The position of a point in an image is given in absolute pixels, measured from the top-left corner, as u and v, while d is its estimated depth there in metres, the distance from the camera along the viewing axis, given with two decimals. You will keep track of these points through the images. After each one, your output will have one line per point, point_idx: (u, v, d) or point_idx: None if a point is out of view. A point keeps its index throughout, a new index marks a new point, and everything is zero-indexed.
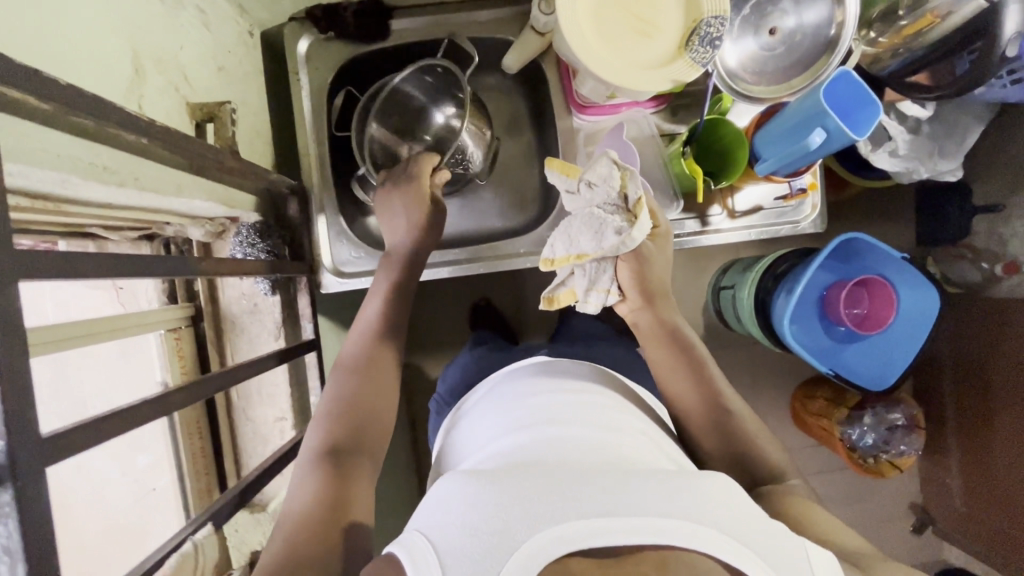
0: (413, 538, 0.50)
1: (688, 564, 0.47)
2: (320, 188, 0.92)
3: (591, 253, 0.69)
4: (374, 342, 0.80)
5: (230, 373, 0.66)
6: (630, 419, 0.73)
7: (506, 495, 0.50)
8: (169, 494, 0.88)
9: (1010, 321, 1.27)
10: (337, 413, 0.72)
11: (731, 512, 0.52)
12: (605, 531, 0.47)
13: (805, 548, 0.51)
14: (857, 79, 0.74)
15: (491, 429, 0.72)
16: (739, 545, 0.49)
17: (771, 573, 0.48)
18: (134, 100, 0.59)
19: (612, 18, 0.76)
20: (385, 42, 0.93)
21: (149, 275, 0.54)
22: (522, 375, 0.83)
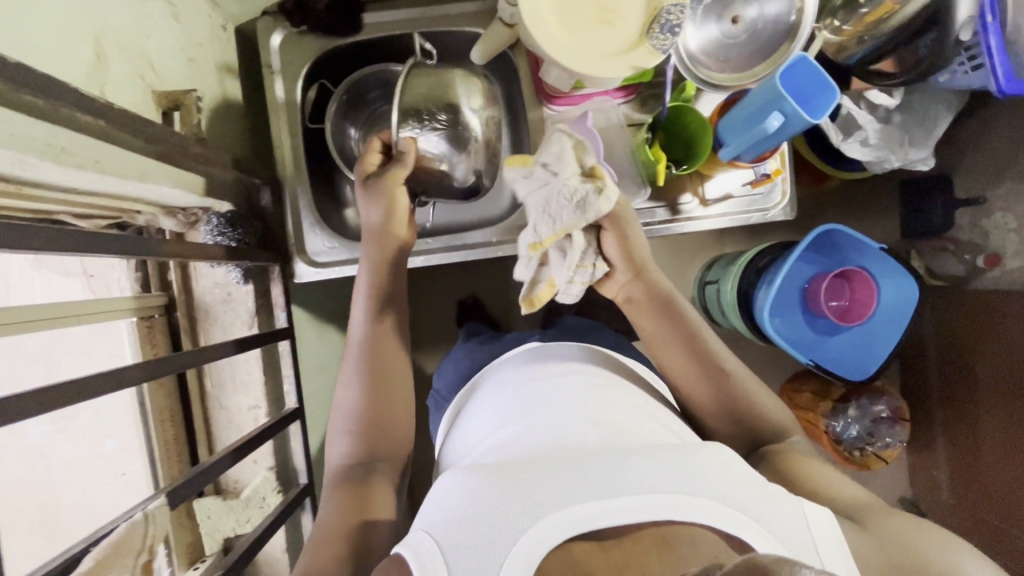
0: (420, 537, 0.54)
1: (687, 535, 0.51)
2: (294, 179, 0.93)
3: (579, 225, 0.68)
4: (378, 343, 0.85)
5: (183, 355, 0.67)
6: (630, 392, 0.76)
7: (506, 489, 0.54)
8: (140, 480, 0.89)
9: (988, 309, 1.28)
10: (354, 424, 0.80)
11: (725, 480, 0.56)
12: (601, 515, 0.52)
13: (801, 503, 0.55)
14: (815, 65, 0.76)
15: (491, 412, 0.76)
16: (735, 513, 0.52)
17: (769, 536, 0.52)
18: (94, 85, 0.60)
19: (573, 7, 0.77)
20: (358, 35, 0.94)
21: (90, 252, 0.58)
22: (520, 359, 0.85)
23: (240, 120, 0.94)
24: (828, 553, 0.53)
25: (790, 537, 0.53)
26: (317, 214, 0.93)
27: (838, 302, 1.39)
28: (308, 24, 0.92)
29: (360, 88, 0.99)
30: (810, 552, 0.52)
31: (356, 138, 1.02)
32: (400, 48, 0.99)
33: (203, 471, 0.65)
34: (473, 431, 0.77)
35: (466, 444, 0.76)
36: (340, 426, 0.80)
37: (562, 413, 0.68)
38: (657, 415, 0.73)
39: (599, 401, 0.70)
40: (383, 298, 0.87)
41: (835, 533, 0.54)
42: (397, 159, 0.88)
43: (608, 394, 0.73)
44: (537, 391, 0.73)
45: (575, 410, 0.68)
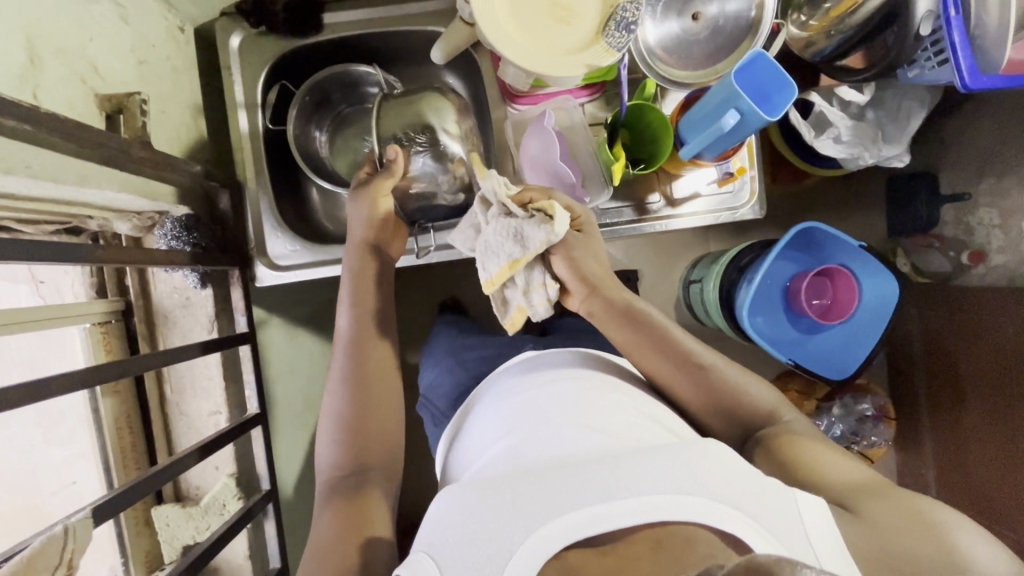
0: (417, 555, 0.53)
1: (683, 536, 0.50)
2: (255, 183, 0.92)
3: (525, 258, 0.72)
4: (359, 351, 0.84)
5: (119, 367, 0.65)
6: (627, 392, 0.75)
7: (501, 500, 0.54)
8: (96, 488, 0.88)
9: (971, 308, 1.27)
10: (346, 435, 0.78)
11: (720, 476, 0.55)
12: (598, 520, 0.51)
13: (794, 495, 0.55)
14: (773, 63, 0.74)
15: (488, 423, 0.75)
16: (733, 511, 0.52)
17: (768, 535, 0.51)
18: (28, 88, 0.59)
19: (527, 4, 0.76)
20: (318, 36, 0.93)
21: (25, 259, 0.57)
22: (518, 365, 0.84)
23: (200, 123, 0.94)
24: (824, 549, 0.52)
25: (787, 535, 0.52)
26: (278, 215, 0.92)
27: (821, 301, 1.38)
28: (267, 25, 0.92)
29: (324, 88, 0.97)
30: (807, 549, 0.51)
31: (323, 141, 1.03)
32: (364, 48, 0.98)
33: (127, 490, 0.64)
34: (473, 443, 0.76)
35: (467, 455, 0.75)
36: (327, 433, 0.80)
37: (558, 419, 0.67)
38: (656, 416, 0.72)
39: (596, 404, 0.70)
40: (369, 304, 0.87)
41: (829, 524, 0.53)
42: (385, 169, 0.87)
43: (606, 397, 0.71)
44: (534, 398, 0.73)
45: (572, 415, 0.68)
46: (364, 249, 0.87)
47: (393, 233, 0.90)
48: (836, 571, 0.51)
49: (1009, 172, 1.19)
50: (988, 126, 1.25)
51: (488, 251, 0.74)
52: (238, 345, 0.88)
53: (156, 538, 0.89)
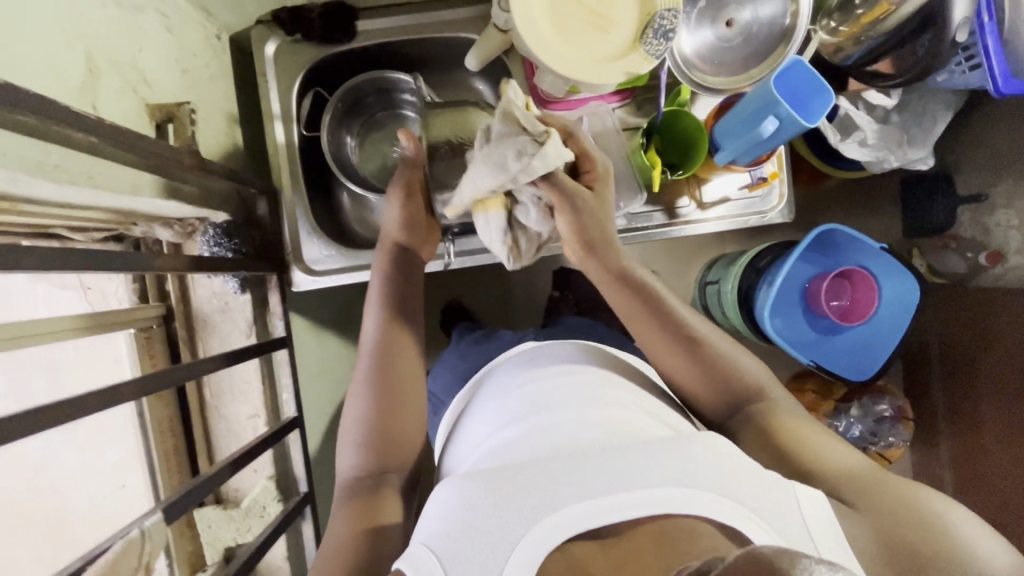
0: (418, 551, 0.53)
1: (685, 529, 0.51)
2: (291, 191, 0.93)
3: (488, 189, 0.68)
4: (387, 356, 0.81)
5: (187, 369, 0.66)
6: (633, 393, 0.74)
7: (504, 493, 0.54)
8: (141, 491, 0.90)
9: (993, 309, 1.26)
10: (367, 438, 0.76)
11: (721, 469, 0.55)
12: (601, 514, 0.52)
13: (793, 487, 0.55)
14: (810, 70, 0.76)
15: (489, 414, 0.75)
16: (733, 506, 0.52)
17: (769, 529, 0.52)
18: (87, 101, 0.61)
19: (567, 12, 0.77)
20: (352, 43, 0.94)
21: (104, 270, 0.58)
22: (516, 358, 0.84)
23: (235, 130, 0.95)
24: (822, 538, 0.52)
25: (787, 528, 0.52)
26: (314, 221, 0.93)
27: (839, 302, 1.38)
28: (302, 33, 0.92)
29: (355, 94, 0.98)
30: (807, 541, 0.52)
31: (354, 146, 1.04)
32: (395, 54, 0.99)
33: (195, 489, 0.65)
34: (472, 437, 0.75)
35: (466, 448, 0.75)
36: (349, 436, 0.77)
37: (563, 413, 0.68)
38: (653, 410, 0.72)
39: (598, 399, 0.70)
40: (398, 307, 0.84)
41: (828, 514, 0.54)
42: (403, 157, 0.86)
43: (609, 393, 0.72)
44: (535, 392, 0.73)
45: (573, 409, 0.68)
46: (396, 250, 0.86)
47: (422, 234, 0.88)
48: (835, 561, 0.52)
49: None
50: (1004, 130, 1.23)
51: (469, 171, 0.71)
52: (277, 350, 0.90)
53: (198, 539, 0.91)
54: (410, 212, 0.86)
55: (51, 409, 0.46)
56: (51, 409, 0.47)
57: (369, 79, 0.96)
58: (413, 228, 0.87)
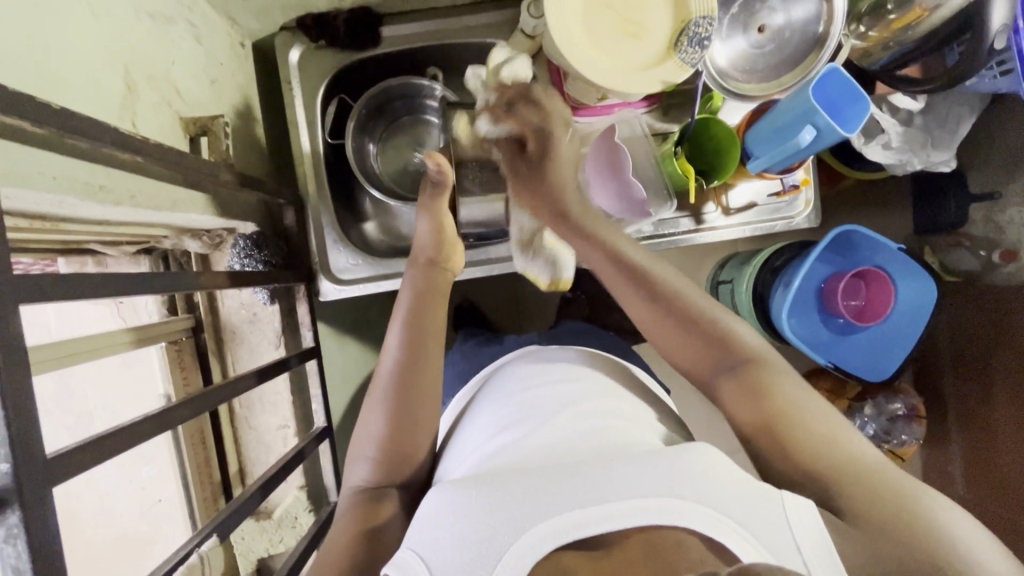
0: (405, 555, 0.52)
1: (673, 540, 0.50)
2: (317, 197, 0.92)
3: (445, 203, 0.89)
4: (410, 377, 0.74)
5: (231, 386, 0.66)
6: (633, 408, 0.74)
7: (494, 499, 0.53)
8: (174, 505, 0.91)
9: (1009, 308, 1.26)
10: (377, 450, 0.71)
11: (707, 477, 0.54)
12: (592, 522, 0.50)
13: (779, 496, 0.53)
14: (846, 77, 0.79)
15: (486, 422, 0.74)
16: (721, 518, 0.50)
17: (759, 546, 0.49)
18: (127, 118, 0.60)
19: (601, 19, 0.76)
20: (376, 49, 0.93)
21: (155, 291, 0.57)
22: (515, 365, 0.84)
23: (260, 140, 0.94)
24: (814, 560, 0.49)
25: (776, 542, 0.50)
26: (340, 230, 0.93)
27: (855, 301, 1.37)
28: (327, 40, 0.91)
29: (379, 99, 0.97)
30: (795, 560, 0.49)
31: (376, 153, 1.03)
32: (419, 59, 0.98)
33: (238, 509, 0.64)
34: (467, 443, 0.74)
35: (458, 456, 0.74)
36: (360, 449, 0.72)
37: (564, 427, 0.67)
38: (652, 423, 0.72)
39: (595, 412, 0.70)
40: (423, 327, 0.78)
41: (820, 531, 0.51)
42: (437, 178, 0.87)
43: (607, 404, 0.72)
44: (528, 402, 0.73)
45: (564, 422, 0.68)
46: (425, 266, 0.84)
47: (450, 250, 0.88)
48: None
49: None
50: (1011, 130, 1.23)
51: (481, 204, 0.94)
52: (307, 360, 0.91)
53: (231, 551, 0.93)
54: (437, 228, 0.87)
55: (112, 436, 0.47)
56: (109, 436, 0.47)
57: (381, 87, 0.94)
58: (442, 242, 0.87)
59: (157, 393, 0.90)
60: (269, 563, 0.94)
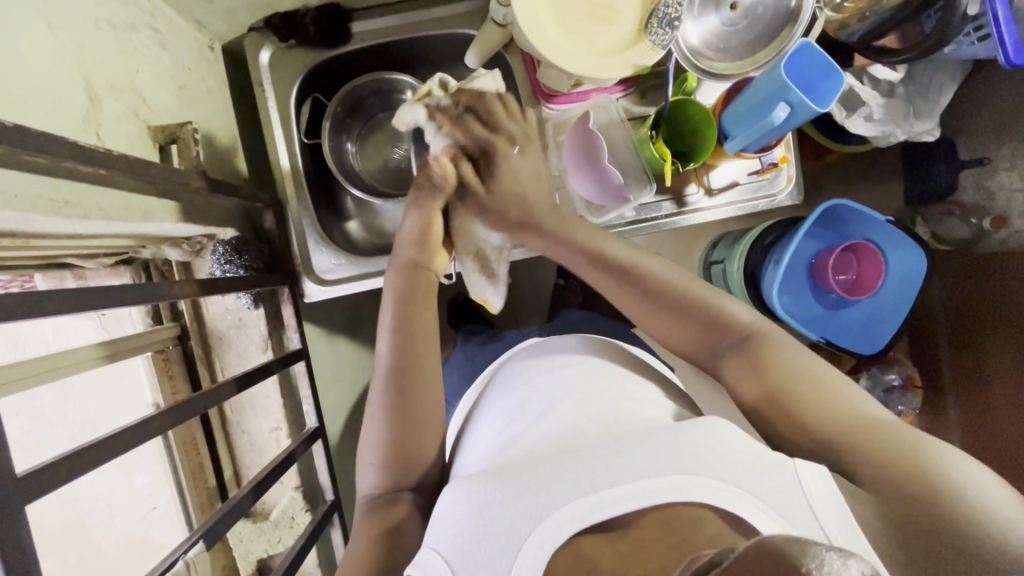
0: (427, 554, 0.53)
1: (690, 515, 0.50)
2: (296, 200, 0.92)
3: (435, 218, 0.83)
4: (405, 374, 0.75)
5: (217, 392, 0.68)
6: (643, 388, 0.74)
7: (507, 490, 0.53)
8: (170, 511, 0.92)
9: (1001, 272, 1.25)
10: (385, 452, 0.73)
11: (720, 454, 0.54)
12: (605, 506, 0.51)
13: (790, 463, 0.54)
14: (819, 53, 0.76)
15: (494, 418, 0.75)
16: (735, 490, 0.51)
17: (777, 515, 0.50)
18: (91, 129, 0.60)
19: (569, 4, 0.75)
20: (348, 46, 0.92)
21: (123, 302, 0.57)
22: (521, 356, 0.84)
23: (235, 143, 0.93)
24: (834, 529, 0.50)
25: (791, 510, 0.50)
26: (321, 230, 0.93)
27: (845, 275, 1.36)
28: (297, 38, 0.89)
29: (354, 97, 0.96)
30: (812, 524, 0.50)
31: (354, 152, 1.02)
32: (392, 53, 0.97)
33: (231, 509, 0.69)
34: (480, 437, 0.75)
35: (470, 453, 0.74)
36: (366, 457, 0.74)
37: (572, 412, 0.68)
38: (656, 400, 0.72)
39: (604, 395, 0.70)
40: (415, 328, 0.78)
41: (835, 499, 0.51)
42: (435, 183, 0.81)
43: (612, 386, 0.72)
44: (532, 393, 0.73)
45: (570, 408, 0.68)
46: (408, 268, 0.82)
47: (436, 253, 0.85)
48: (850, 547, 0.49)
49: None
50: (996, 94, 1.22)
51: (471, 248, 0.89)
52: (294, 362, 0.92)
53: (230, 553, 0.94)
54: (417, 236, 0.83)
55: (88, 451, 0.48)
56: (82, 452, 0.47)
57: (357, 82, 0.94)
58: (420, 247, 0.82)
59: (146, 402, 0.90)
60: (268, 563, 0.95)
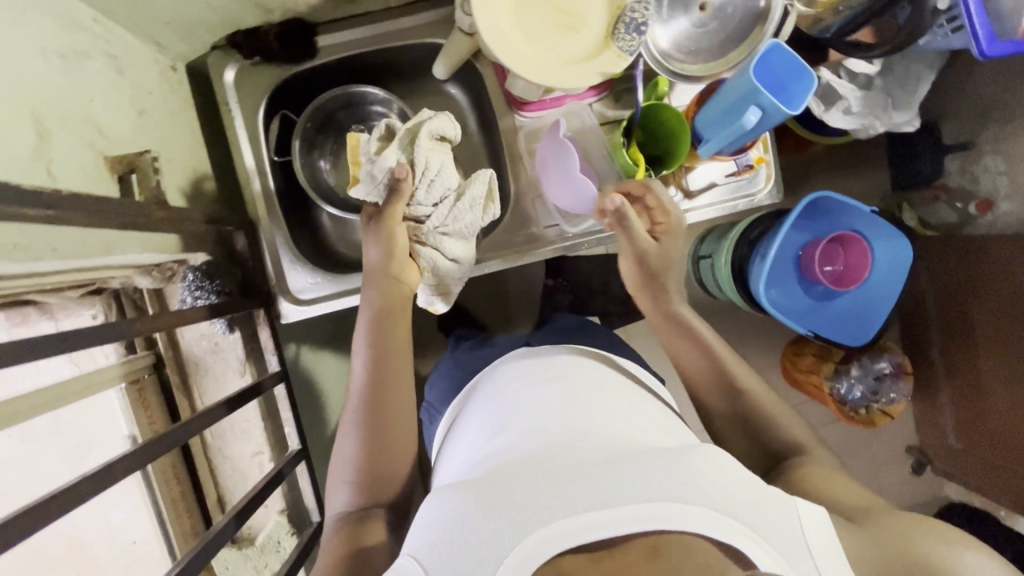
0: (405, 563, 0.51)
1: (682, 545, 0.48)
2: (268, 220, 0.90)
3: (400, 235, 0.79)
4: (384, 390, 0.75)
5: (184, 429, 0.67)
6: (632, 401, 0.74)
7: (490, 504, 0.52)
8: (151, 543, 0.91)
9: (983, 259, 1.21)
10: (360, 469, 0.71)
11: (716, 481, 0.53)
12: (593, 527, 0.49)
13: (792, 502, 0.54)
14: (788, 52, 0.75)
15: (478, 430, 0.73)
16: (729, 520, 0.50)
17: (767, 546, 0.49)
18: (42, 165, 0.58)
19: (534, 12, 0.74)
20: (314, 60, 0.90)
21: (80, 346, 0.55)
22: (507, 369, 0.83)
23: (203, 165, 0.92)
24: (823, 560, 0.51)
25: (782, 542, 0.50)
26: (295, 249, 0.91)
27: (832, 267, 1.35)
28: (261, 56, 0.88)
29: (324, 112, 0.94)
30: (809, 566, 0.50)
31: (328, 169, 1.00)
32: (361, 66, 0.95)
33: (209, 542, 0.68)
34: (462, 451, 0.73)
35: (452, 465, 0.73)
36: (338, 474, 0.72)
37: (559, 420, 0.66)
38: (650, 420, 0.70)
39: (595, 408, 0.68)
40: (393, 341, 0.78)
41: (831, 539, 0.52)
42: (394, 191, 0.77)
43: (605, 402, 0.70)
44: (521, 405, 0.71)
45: (560, 418, 0.66)
46: (379, 277, 0.79)
47: (410, 269, 0.82)
48: None
49: (1015, 119, 1.15)
50: (977, 78, 1.21)
51: (445, 271, 0.87)
52: (273, 385, 0.91)
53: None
54: (384, 258, 0.79)
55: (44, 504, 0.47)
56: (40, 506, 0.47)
57: (326, 97, 0.92)
58: (392, 260, 0.79)
59: (122, 434, 0.89)
60: None
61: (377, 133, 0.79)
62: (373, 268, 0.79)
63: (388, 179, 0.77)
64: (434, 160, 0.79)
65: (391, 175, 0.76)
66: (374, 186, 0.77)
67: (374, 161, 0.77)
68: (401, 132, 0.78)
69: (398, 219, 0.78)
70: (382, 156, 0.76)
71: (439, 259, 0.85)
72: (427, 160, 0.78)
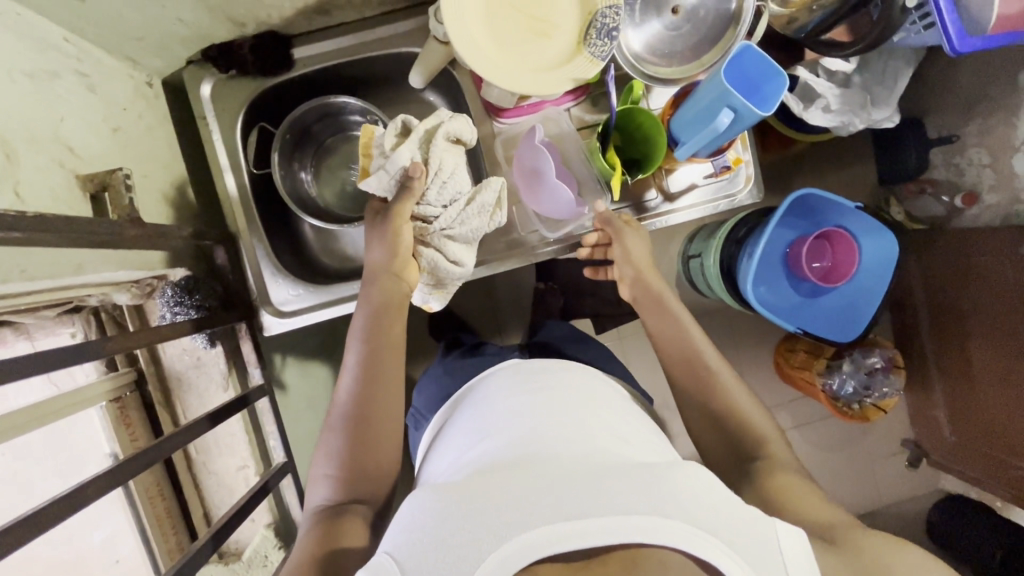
0: (381, 560, 0.50)
1: (658, 561, 0.48)
2: (248, 232, 0.90)
3: (405, 233, 0.79)
4: (371, 396, 0.74)
5: (158, 447, 0.67)
6: (617, 415, 0.73)
7: (472, 509, 0.51)
8: (135, 561, 0.92)
9: (965, 250, 1.22)
10: (342, 473, 0.70)
11: (697, 497, 0.53)
12: (573, 536, 0.48)
13: (771, 522, 0.54)
14: (762, 56, 0.75)
15: (460, 441, 0.72)
16: (709, 537, 0.49)
17: (743, 563, 0.49)
18: (8, 185, 0.58)
19: (505, 18, 0.74)
20: (291, 72, 0.90)
21: (51, 366, 0.55)
22: (493, 381, 0.83)
23: (181, 180, 0.92)
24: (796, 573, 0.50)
25: (758, 558, 0.50)
26: (276, 261, 0.91)
27: (820, 263, 1.35)
28: (237, 70, 0.88)
29: (301, 123, 0.94)
30: None
31: (310, 181, 1.00)
32: (339, 76, 0.95)
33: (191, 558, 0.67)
34: (444, 459, 0.73)
35: (434, 473, 0.72)
36: (320, 469, 0.72)
37: (546, 429, 0.65)
38: (635, 437, 0.70)
39: (581, 420, 0.68)
40: (384, 344, 0.77)
41: (807, 557, 0.52)
42: (405, 190, 0.77)
43: (591, 414, 0.70)
44: (507, 414, 0.71)
45: (547, 425, 0.66)
46: (377, 278, 0.80)
47: (411, 271, 0.83)
48: None
49: (996, 112, 1.15)
50: (957, 71, 1.22)
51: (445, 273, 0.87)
52: (255, 398, 0.90)
53: None
54: (389, 258, 0.80)
55: None
56: None
57: (302, 110, 0.91)
58: (397, 261, 0.80)
59: (104, 452, 0.90)
60: None
61: (393, 127, 0.78)
62: (374, 267, 0.80)
63: (399, 175, 0.76)
64: (447, 161, 0.78)
65: (405, 172, 0.76)
66: (383, 181, 0.77)
67: (385, 155, 0.77)
68: (418, 130, 0.78)
69: (404, 217, 0.78)
70: (396, 153, 0.75)
71: (440, 261, 0.85)
72: (440, 161, 0.78)
